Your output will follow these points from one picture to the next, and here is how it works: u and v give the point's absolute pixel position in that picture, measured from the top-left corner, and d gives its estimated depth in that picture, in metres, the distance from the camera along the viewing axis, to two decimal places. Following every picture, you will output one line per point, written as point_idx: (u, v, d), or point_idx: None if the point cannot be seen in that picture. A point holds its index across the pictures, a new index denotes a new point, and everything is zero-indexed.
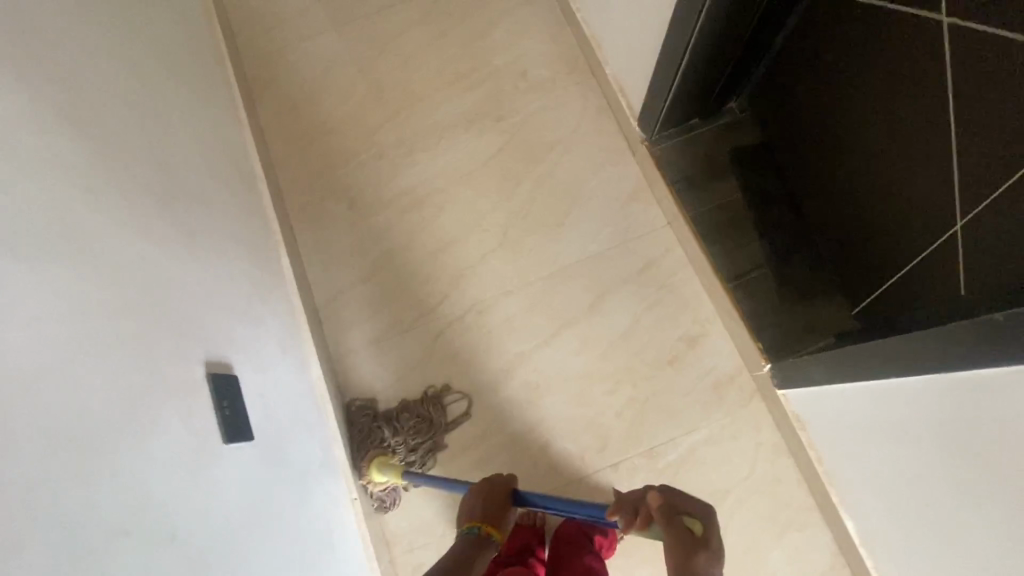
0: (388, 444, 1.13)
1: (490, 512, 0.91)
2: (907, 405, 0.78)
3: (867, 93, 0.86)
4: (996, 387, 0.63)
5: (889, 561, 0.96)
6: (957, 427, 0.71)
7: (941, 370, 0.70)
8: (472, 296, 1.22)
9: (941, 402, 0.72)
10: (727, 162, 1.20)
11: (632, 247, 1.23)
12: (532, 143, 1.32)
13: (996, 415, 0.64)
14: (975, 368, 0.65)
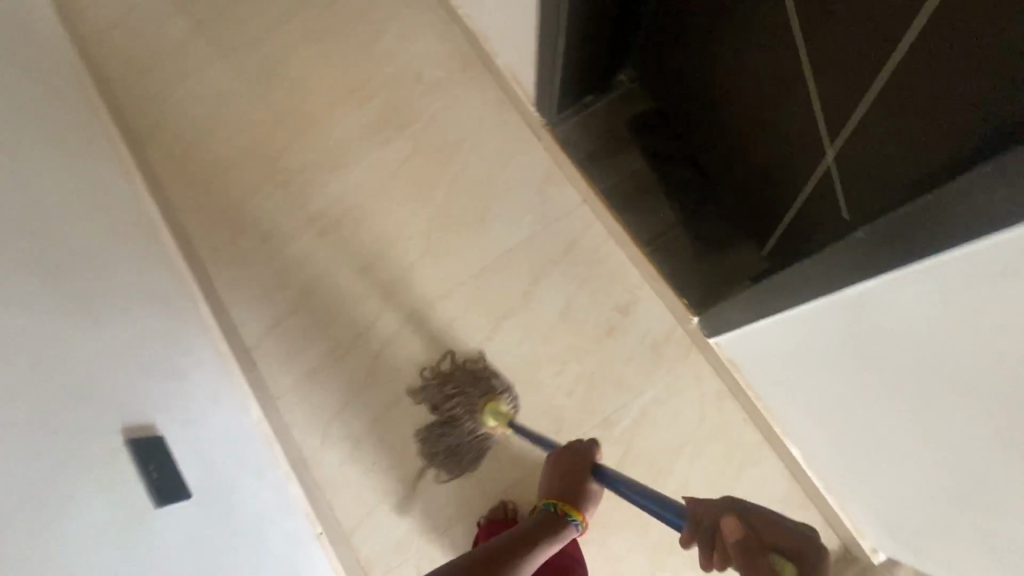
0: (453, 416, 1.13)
1: (570, 488, 0.84)
2: (816, 327, 0.83)
3: (739, 45, 0.90)
4: (882, 295, 0.69)
5: (833, 476, 1.01)
6: (856, 340, 0.76)
7: (836, 287, 0.76)
8: (406, 307, 1.21)
9: (840, 318, 0.78)
10: (626, 133, 1.23)
11: (553, 229, 1.25)
12: (438, 144, 1.32)
13: (885, 322, 0.70)
14: (863, 278, 0.71)
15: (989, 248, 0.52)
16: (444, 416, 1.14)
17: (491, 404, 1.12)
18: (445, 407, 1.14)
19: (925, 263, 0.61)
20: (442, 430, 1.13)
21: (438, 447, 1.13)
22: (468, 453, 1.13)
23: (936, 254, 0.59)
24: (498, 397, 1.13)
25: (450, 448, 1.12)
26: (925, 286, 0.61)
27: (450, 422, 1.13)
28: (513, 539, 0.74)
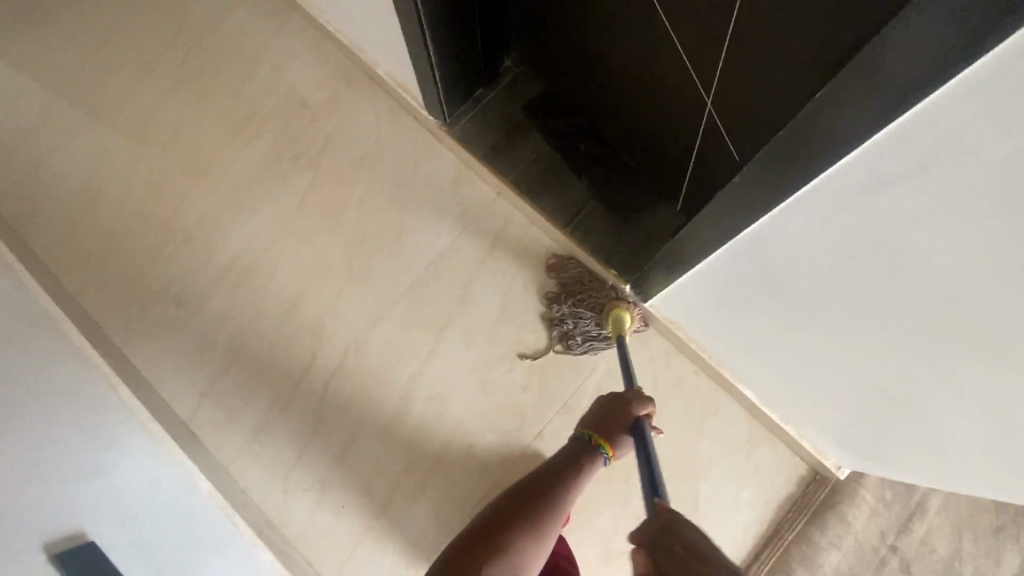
0: (580, 303, 1.15)
1: (606, 427, 0.90)
2: (727, 275, 0.82)
3: (603, 9, 0.90)
4: (771, 234, 0.67)
5: (786, 408, 1.03)
6: (765, 279, 0.75)
7: (729, 236, 0.74)
8: (341, 340, 1.17)
9: (745, 262, 0.76)
10: (523, 118, 1.22)
11: (472, 228, 1.23)
12: (339, 166, 1.27)
13: (782, 260, 0.68)
14: (746, 223, 0.69)
15: (854, 161, 0.51)
16: (578, 300, 1.15)
17: (621, 313, 1.09)
18: (581, 292, 1.15)
19: (797, 196, 0.59)
20: (566, 308, 1.15)
21: (559, 325, 1.16)
22: (583, 341, 1.15)
23: (805, 183, 0.57)
24: (627, 310, 1.10)
25: (569, 328, 1.15)
26: (808, 217, 0.60)
27: (575, 307, 1.15)
28: (546, 475, 0.82)
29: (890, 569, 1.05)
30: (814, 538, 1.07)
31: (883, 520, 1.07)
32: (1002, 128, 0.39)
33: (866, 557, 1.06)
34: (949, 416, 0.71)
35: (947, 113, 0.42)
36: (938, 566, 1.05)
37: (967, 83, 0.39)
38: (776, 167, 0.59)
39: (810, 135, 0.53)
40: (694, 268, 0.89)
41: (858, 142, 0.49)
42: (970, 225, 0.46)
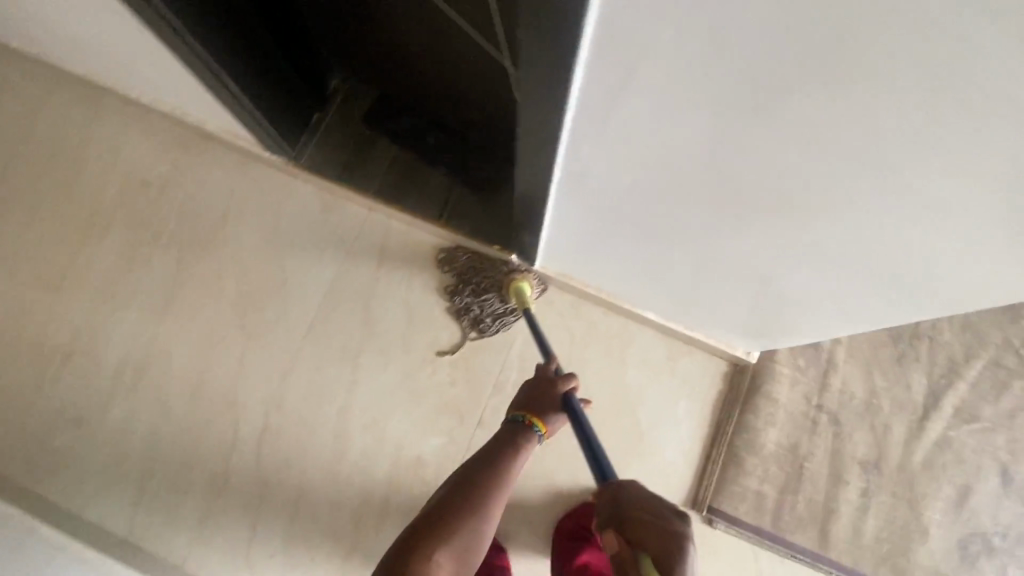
0: (479, 287, 1.16)
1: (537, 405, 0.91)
2: (572, 214, 0.85)
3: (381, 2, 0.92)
4: (579, 163, 0.70)
5: (686, 316, 1.09)
6: (599, 204, 0.78)
7: (549, 185, 0.78)
8: (259, 401, 1.15)
9: (576, 197, 0.79)
10: (364, 130, 1.21)
11: (354, 249, 1.22)
12: (202, 233, 1.24)
13: (599, 180, 0.72)
14: (552, 168, 0.72)
15: (584, 82, 0.53)
16: (475, 284, 1.16)
17: (519, 284, 1.10)
18: (476, 277, 1.15)
19: (570, 127, 0.61)
20: (469, 294, 1.16)
21: (466, 312, 1.18)
22: (494, 320, 1.18)
23: (569, 113, 0.59)
24: (524, 279, 1.11)
25: (476, 313, 1.17)
26: (590, 138, 0.63)
27: (477, 291, 1.16)
28: (482, 463, 0.83)
29: (822, 426, 1.14)
30: (751, 423, 1.14)
31: (804, 385, 1.15)
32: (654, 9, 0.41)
33: (799, 422, 1.14)
34: (801, 268, 0.75)
35: (615, 13, 0.44)
36: (860, 408, 1.14)
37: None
38: (539, 113, 0.61)
39: (538, 80, 0.55)
40: (547, 220, 0.92)
41: (576, 64, 0.51)
42: (695, 98, 0.49)
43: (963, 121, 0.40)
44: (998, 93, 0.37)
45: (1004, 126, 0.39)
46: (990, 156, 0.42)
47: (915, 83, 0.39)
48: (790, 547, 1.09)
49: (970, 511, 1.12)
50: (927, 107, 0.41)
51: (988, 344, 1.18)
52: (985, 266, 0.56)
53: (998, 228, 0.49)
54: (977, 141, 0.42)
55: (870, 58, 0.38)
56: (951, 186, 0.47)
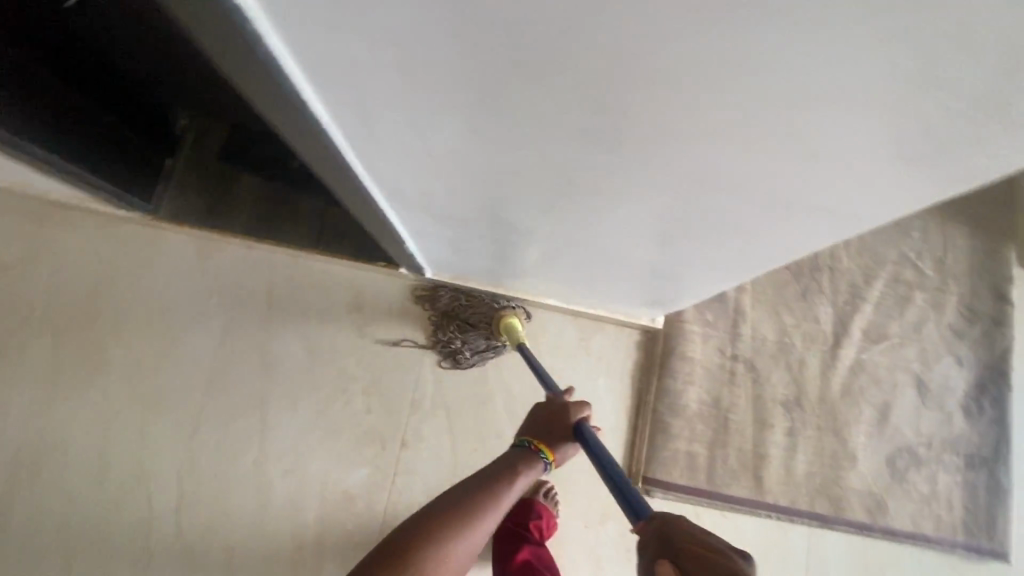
0: (466, 323, 1.11)
1: (548, 431, 0.81)
2: (421, 230, 0.81)
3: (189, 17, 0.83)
4: (385, 184, 0.64)
5: (582, 299, 1.07)
6: (438, 219, 0.74)
7: (379, 213, 0.73)
8: (169, 469, 1.10)
9: (414, 216, 0.75)
10: (222, 166, 1.15)
11: (240, 293, 1.16)
12: (74, 308, 1.15)
13: (421, 199, 0.67)
14: (369, 198, 0.68)
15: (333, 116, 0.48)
16: (461, 320, 1.12)
17: (510, 320, 1.06)
18: (463, 314, 1.11)
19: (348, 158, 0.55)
20: (453, 329, 1.12)
21: (446, 346, 1.13)
22: (474, 353, 1.13)
23: (337, 138, 0.53)
24: (514, 316, 1.08)
25: (457, 347, 1.12)
26: (382, 166, 0.58)
27: (463, 327, 1.11)
28: (472, 481, 0.71)
29: (740, 375, 1.14)
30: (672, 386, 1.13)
31: (716, 338, 1.15)
32: (327, 29, 0.35)
33: (717, 376, 1.14)
34: (653, 245, 0.72)
35: (297, 38, 0.37)
36: (773, 350, 1.15)
37: (265, 9, 0.34)
38: (305, 150, 0.54)
39: (286, 128, 0.50)
40: (407, 236, 0.87)
41: (302, 94, 0.44)
42: (439, 114, 0.45)
43: (686, 100, 0.37)
44: (693, 72, 0.34)
45: (730, 95, 0.35)
46: (736, 124, 0.39)
47: (618, 78, 0.35)
48: (728, 500, 1.09)
49: (893, 428, 1.13)
50: (646, 89, 0.37)
51: (885, 261, 1.20)
52: (795, 214, 0.53)
53: (788, 185, 0.47)
54: (715, 112, 0.38)
55: (564, 53, 0.34)
56: (723, 155, 0.44)
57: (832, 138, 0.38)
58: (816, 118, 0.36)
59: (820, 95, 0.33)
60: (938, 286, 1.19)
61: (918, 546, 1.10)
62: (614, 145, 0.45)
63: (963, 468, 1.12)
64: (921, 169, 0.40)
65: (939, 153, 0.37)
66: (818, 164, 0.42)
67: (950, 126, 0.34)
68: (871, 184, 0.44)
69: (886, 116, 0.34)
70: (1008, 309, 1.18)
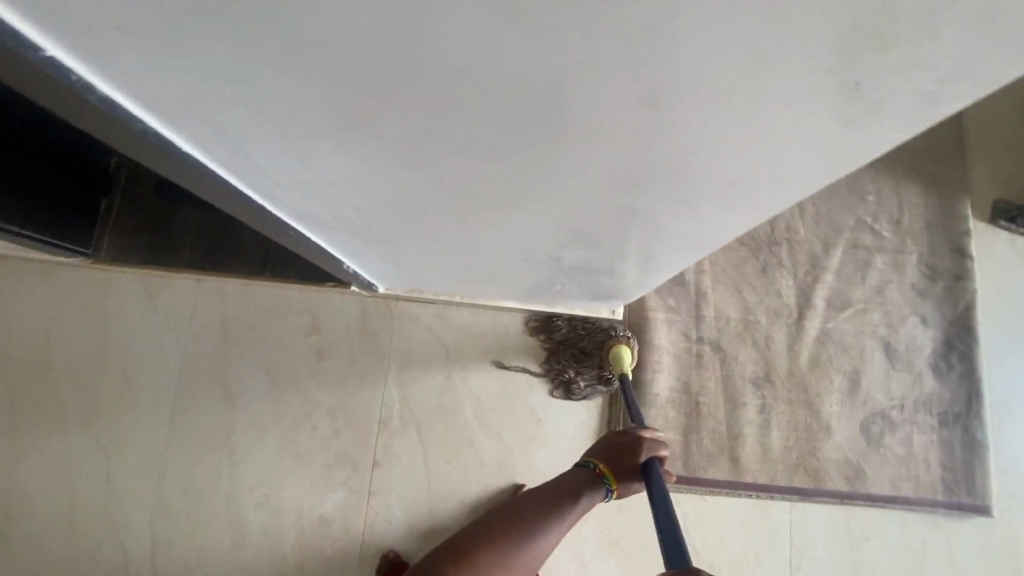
0: (579, 357, 1.10)
1: (618, 456, 0.75)
2: (353, 251, 0.79)
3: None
4: (297, 212, 0.62)
5: (537, 301, 1.06)
6: (364, 239, 0.72)
7: (303, 241, 0.72)
8: (140, 514, 1.07)
9: (340, 239, 0.73)
10: (158, 203, 1.12)
11: (195, 328, 1.14)
12: (25, 361, 1.12)
13: (338, 223, 0.65)
14: (287, 228, 0.66)
15: (210, 154, 0.47)
16: (574, 354, 1.11)
17: (619, 350, 1.03)
18: (577, 347, 1.10)
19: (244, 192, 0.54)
20: (567, 359, 1.11)
21: (559, 379, 1.13)
22: (587, 386, 1.12)
23: (227, 175, 0.51)
24: (624, 343, 1.05)
25: (570, 380, 1.12)
26: (284, 196, 0.56)
27: (577, 358, 1.10)
28: (532, 496, 0.70)
29: (707, 357, 1.13)
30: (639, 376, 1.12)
31: (680, 323, 1.14)
32: (153, 71, 0.33)
33: (685, 361, 1.13)
34: (583, 245, 0.71)
35: (131, 85, 0.35)
36: (738, 329, 1.14)
37: (81, 58, 0.33)
38: (196, 188, 0.52)
39: (168, 171, 0.48)
40: (344, 259, 0.86)
41: (165, 135, 0.42)
42: (311, 142, 0.43)
43: (543, 107, 0.36)
44: (536, 80, 0.32)
45: (588, 96, 0.34)
46: (604, 120, 0.37)
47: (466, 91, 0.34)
48: (707, 484, 1.09)
49: (866, 394, 1.13)
50: (502, 100, 0.35)
51: (843, 228, 1.19)
52: (706, 201, 0.52)
53: (679, 175, 0.46)
54: (579, 113, 0.36)
55: (400, 74, 0.32)
56: (608, 151, 0.42)
57: (703, 126, 0.37)
58: (677, 106, 0.35)
59: (668, 85, 0.32)
60: (897, 247, 1.18)
61: (899, 508, 1.09)
62: (501, 153, 0.44)
63: (938, 426, 1.12)
64: (803, 149, 0.39)
65: (811, 131, 0.36)
66: (701, 152, 0.41)
67: (808, 106, 0.33)
68: (763, 166, 0.43)
69: (743, 100, 0.33)
70: (968, 263, 1.18)
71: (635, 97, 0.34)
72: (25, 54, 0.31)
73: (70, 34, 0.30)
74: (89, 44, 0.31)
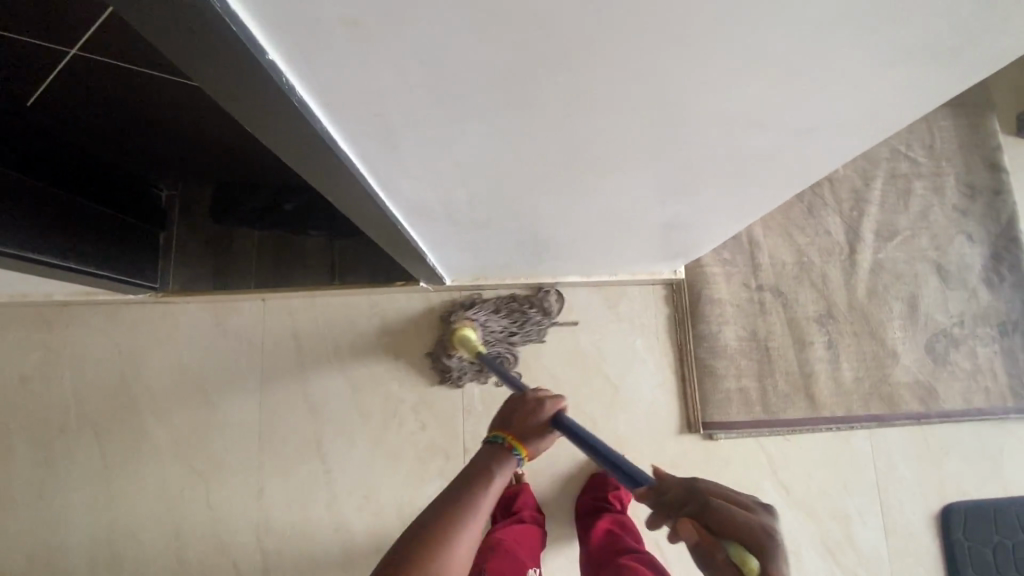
0: (444, 348, 1.11)
1: (520, 420, 0.61)
2: (442, 240, 0.82)
3: (164, 74, 0.80)
4: (410, 202, 0.64)
5: (603, 270, 1.09)
6: (457, 225, 0.74)
7: (402, 233, 0.74)
8: (246, 531, 1.10)
9: (433, 228, 0.76)
10: (216, 229, 1.13)
11: (270, 346, 1.16)
12: (109, 401, 1.14)
13: (439, 210, 0.67)
14: (394, 219, 0.69)
15: (356, 147, 0.49)
16: (439, 348, 1.11)
17: (465, 331, 1.04)
18: (441, 341, 1.11)
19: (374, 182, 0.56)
20: (439, 354, 1.12)
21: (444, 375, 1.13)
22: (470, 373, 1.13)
23: (361, 168, 0.53)
24: (472, 326, 1.07)
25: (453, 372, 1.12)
26: (405, 186, 0.59)
27: (443, 349, 1.11)
28: (437, 505, 0.51)
29: (769, 302, 1.16)
30: (500, 334, 1.12)
31: (739, 273, 1.17)
32: (351, 64, 0.35)
33: (748, 309, 1.16)
34: (673, 205, 0.72)
35: (321, 81, 0.37)
36: (795, 271, 1.17)
37: (291, 58, 0.34)
38: (330, 188, 0.54)
39: (315, 173, 0.50)
40: (427, 251, 0.88)
41: (328, 132, 0.45)
42: (462, 122, 0.45)
43: (713, 59, 0.37)
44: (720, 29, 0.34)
45: (765, 44, 0.35)
46: (766, 70, 0.39)
47: (646, 51, 0.36)
48: (788, 423, 1.12)
49: (925, 316, 1.16)
50: (677, 55, 0.37)
51: (880, 159, 1.22)
52: (819, 143, 0.54)
53: (807, 118, 0.48)
54: (739, 65, 0.38)
55: (592, 39, 0.34)
56: (754, 101, 0.44)
57: (860, 64, 0.38)
58: (845, 49, 0.36)
59: (850, 27, 0.34)
60: (934, 171, 1.21)
61: (974, 420, 1.13)
62: (644, 114, 0.45)
63: (998, 337, 1.16)
64: (950, 72, 0.41)
65: (959, 56, 0.38)
66: (844, 89, 0.42)
67: (973, 28, 0.35)
68: (893, 100, 0.45)
69: (917, 30, 0.34)
70: (1004, 177, 1.21)
71: (818, 42, 0.35)
72: (257, 57, 0.33)
73: (294, 37, 0.32)
74: (308, 45, 0.33)
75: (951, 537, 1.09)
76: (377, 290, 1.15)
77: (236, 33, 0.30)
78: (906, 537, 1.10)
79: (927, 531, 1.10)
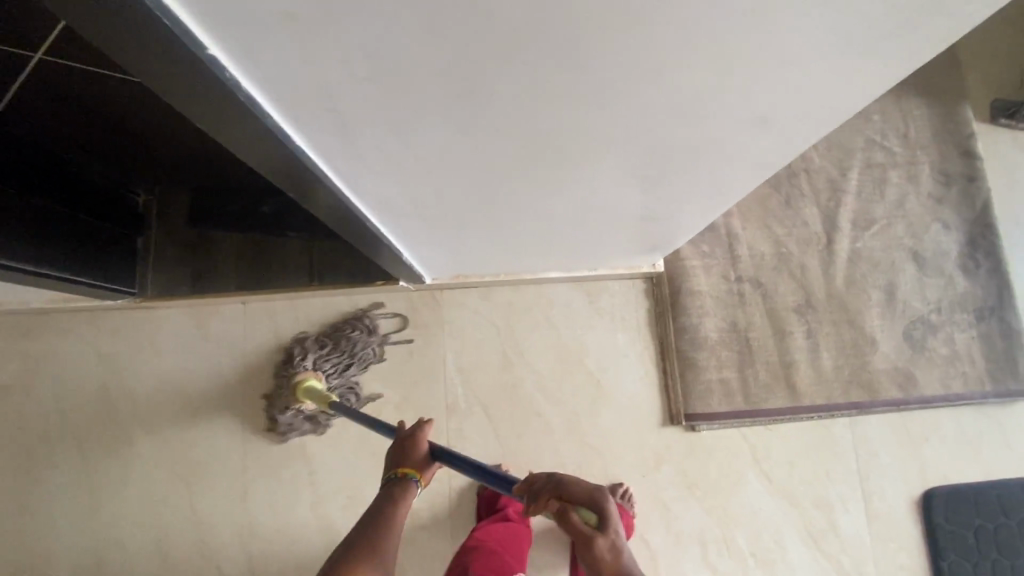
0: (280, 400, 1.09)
1: (406, 452, 0.69)
2: (415, 237, 0.82)
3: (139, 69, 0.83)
4: (377, 199, 0.64)
5: (581, 264, 1.09)
6: (428, 222, 0.74)
7: (374, 230, 0.74)
8: (230, 533, 1.10)
9: (405, 226, 0.76)
10: (193, 231, 1.12)
11: (251, 349, 1.15)
12: (91, 408, 1.13)
13: (407, 206, 0.67)
14: (363, 217, 0.69)
15: (314, 144, 0.49)
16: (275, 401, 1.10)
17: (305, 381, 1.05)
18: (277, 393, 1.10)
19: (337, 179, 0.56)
20: (275, 408, 1.09)
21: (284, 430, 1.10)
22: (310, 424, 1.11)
23: (323, 164, 0.53)
24: (310, 375, 1.07)
25: (293, 425, 1.10)
26: (368, 183, 0.59)
27: (279, 402, 1.09)
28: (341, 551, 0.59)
29: (748, 293, 1.17)
30: (337, 374, 1.10)
31: (718, 265, 1.17)
32: (294, 59, 0.35)
33: (728, 300, 1.16)
34: (641, 197, 0.73)
35: (267, 78, 0.37)
36: (773, 262, 1.18)
37: (232, 54, 0.34)
38: (293, 185, 0.54)
39: (274, 171, 0.50)
40: (402, 249, 0.88)
41: (282, 129, 0.45)
42: (416, 117, 0.45)
43: (655, 48, 0.37)
44: (657, 17, 0.34)
45: (704, 33, 0.36)
46: (710, 59, 0.39)
47: (589, 43, 0.36)
48: (768, 413, 1.13)
49: (902, 303, 1.17)
50: (620, 46, 0.37)
51: (855, 149, 1.23)
52: (779, 132, 0.54)
53: (760, 106, 0.48)
54: (683, 53, 0.38)
55: (531, 31, 0.34)
56: (708, 89, 0.44)
57: (802, 50, 0.39)
58: (784, 37, 0.37)
59: (783, 16, 0.34)
60: (909, 160, 1.22)
61: (953, 404, 1.14)
62: (598, 106, 0.46)
63: (975, 322, 1.17)
64: (898, 56, 0.41)
65: (896, 44, 0.39)
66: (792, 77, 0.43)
67: (905, 17, 0.35)
68: (844, 87, 0.45)
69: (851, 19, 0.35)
70: (978, 164, 1.22)
71: (758, 30, 0.36)
72: (197, 54, 0.33)
73: (233, 33, 0.32)
74: (247, 42, 0.33)
75: (932, 521, 1.10)
76: (356, 290, 1.15)
77: (170, 30, 0.30)
78: (888, 523, 1.11)
79: (909, 516, 1.11)
